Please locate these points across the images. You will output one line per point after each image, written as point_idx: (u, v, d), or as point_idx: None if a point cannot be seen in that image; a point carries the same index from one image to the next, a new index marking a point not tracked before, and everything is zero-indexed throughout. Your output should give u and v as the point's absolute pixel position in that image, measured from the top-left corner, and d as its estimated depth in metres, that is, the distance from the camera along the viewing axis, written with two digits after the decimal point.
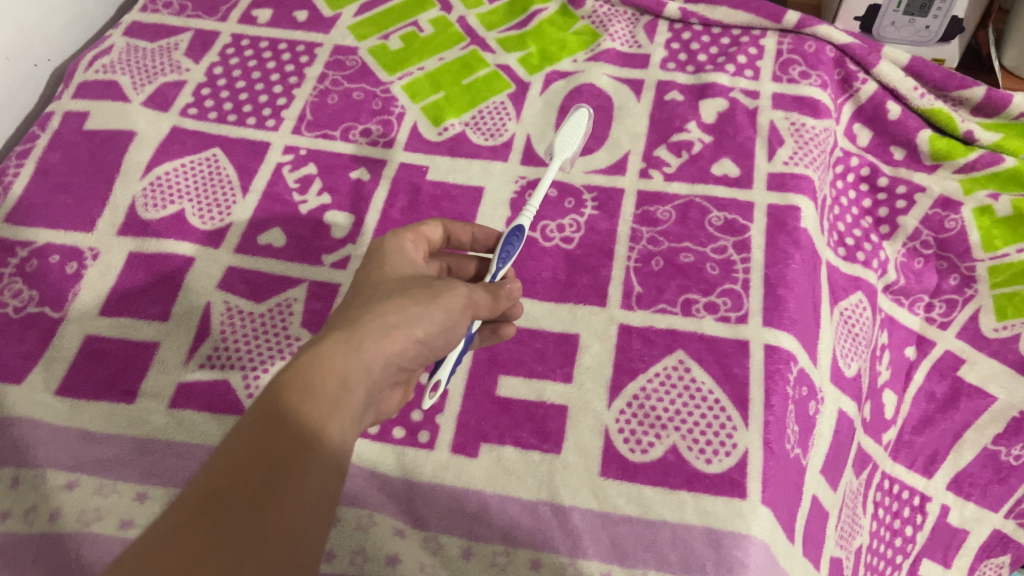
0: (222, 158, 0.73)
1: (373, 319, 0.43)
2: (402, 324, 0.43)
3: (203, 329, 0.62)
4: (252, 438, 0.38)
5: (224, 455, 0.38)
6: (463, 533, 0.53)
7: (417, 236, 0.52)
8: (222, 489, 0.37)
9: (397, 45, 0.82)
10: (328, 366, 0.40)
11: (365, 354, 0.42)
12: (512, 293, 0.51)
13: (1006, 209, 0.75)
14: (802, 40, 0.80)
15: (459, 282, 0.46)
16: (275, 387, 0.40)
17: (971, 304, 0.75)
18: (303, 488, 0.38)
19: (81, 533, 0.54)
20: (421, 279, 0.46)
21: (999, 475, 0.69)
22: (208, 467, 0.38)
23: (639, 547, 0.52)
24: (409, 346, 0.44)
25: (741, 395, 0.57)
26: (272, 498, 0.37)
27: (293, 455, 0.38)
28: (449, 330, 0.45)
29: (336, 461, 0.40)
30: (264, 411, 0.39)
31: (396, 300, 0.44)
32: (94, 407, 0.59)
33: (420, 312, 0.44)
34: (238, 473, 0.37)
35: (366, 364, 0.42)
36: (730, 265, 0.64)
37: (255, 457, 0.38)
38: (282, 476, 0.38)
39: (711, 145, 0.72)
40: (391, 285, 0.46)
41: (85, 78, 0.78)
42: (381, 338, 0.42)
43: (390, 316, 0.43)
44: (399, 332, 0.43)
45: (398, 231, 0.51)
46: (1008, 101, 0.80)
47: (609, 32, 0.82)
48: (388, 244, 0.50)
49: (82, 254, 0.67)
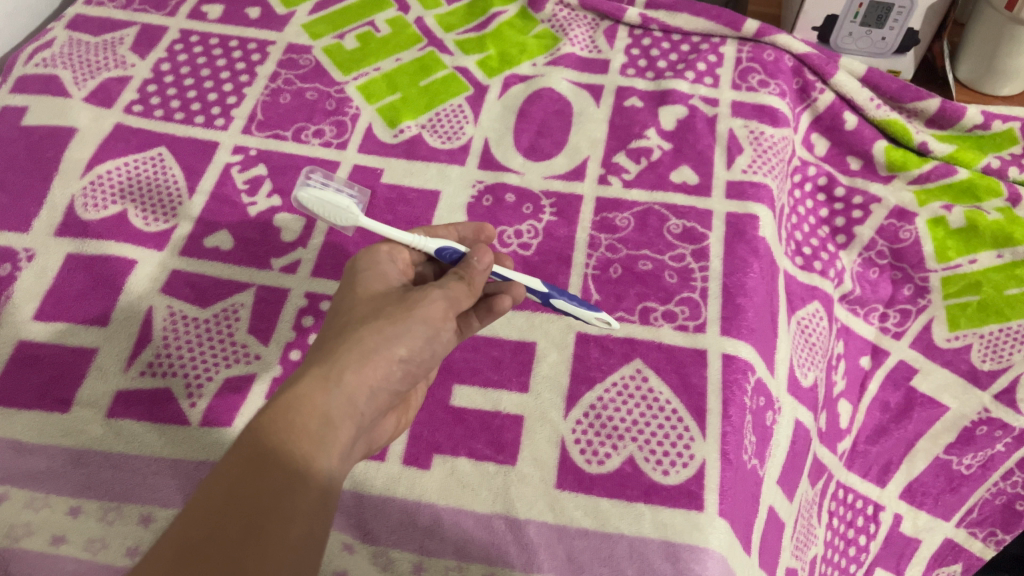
0: (168, 157, 0.70)
1: (351, 347, 0.41)
2: (381, 347, 0.42)
3: (145, 335, 0.60)
4: (230, 487, 0.36)
5: (199, 505, 0.35)
6: (415, 547, 0.52)
7: (392, 246, 0.50)
8: (199, 541, 0.34)
9: (352, 45, 0.80)
10: (309, 402, 0.39)
11: (347, 385, 0.40)
12: (484, 260, 0.48)
13: (959, 220, 0.77)
14: (761, 48, 0.80)
15: (433, 291, 0.45)
16: (252, 432, 0.38)
17: (925, 314, 0.75)
18: (288, 534, 0.35)
19: (9, 549, 0.52)
20: (396, 298, 0.45)
21: (950, 484, 0.70)
22: (180, 519, 0.35)
23: (596, 561, 0.50)
24: (394, 367, 0.42)
25: (699, 405, 0.57)
26: (254, 546, 0.34)
27: (278, 499, 0.36)
28: (433, 341, 0.44)
29: (324, 498, 0.38)
30: (243, 452, 0.37)
31: (375, 324, 0.43)
32: (26, 416, 0.56)
33: (397, 331, 0.42)
34: (215, 527, 0.35)
35: (349, 395, 0.40)
36: (688, 273, 0.63)
37: (234, 505, 0.35)
38: (262, 526, 0.35)
39: (670, 152, 0.72)
40: (367, 307, 0.45)
41: (23, 72, 0.75)
42: (361, 366, 0.41)
43: (367, 341, 0.42)
44: (378, 356, 0.42)
45: (372, 244, 0.50)
46: (962, 113, 0.81)
47: (568, 37, 0.81)
48: (358, 264, 0.48)
49: (17, 255, 0.64)
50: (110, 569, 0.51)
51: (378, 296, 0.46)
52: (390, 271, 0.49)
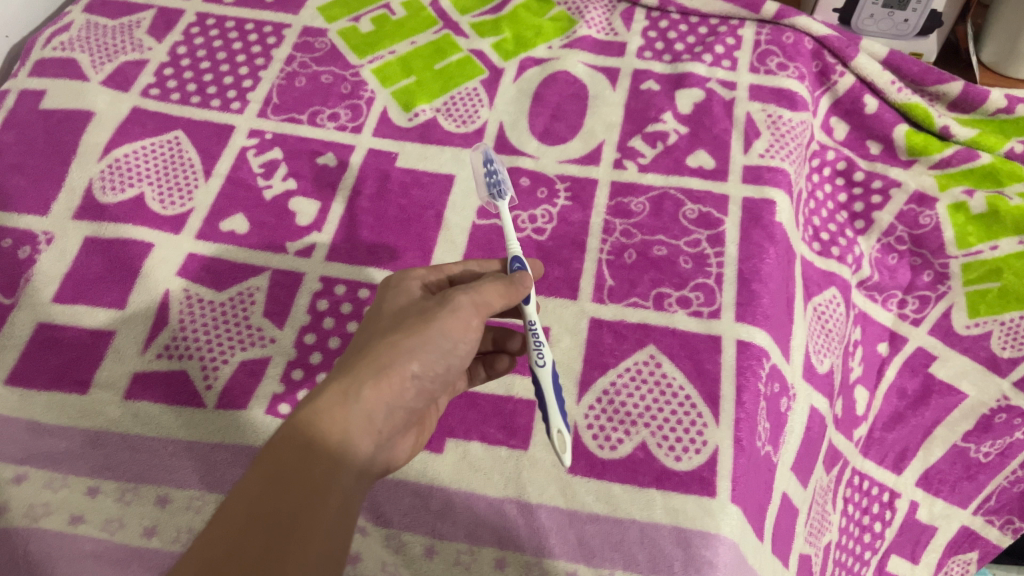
0: (184, 140, 0.70)
1: (367, 362, 0.42)
2: (397, 360, 0.42)
3: (161, 318, 0.60)
4: (250, 503, 0.36)
5: (221, 524, 0.36)
6: (427, 530, 0.52)
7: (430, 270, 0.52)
8: (219, 558, 0.34)
9: (368, 28, 0.79)
10: (327, 417, 0.39)
11: (365, 401, 0.40)
12: (526, 281, 0.48)
13: (980, 205, 0.76)
14: (780, 31, 0.79)
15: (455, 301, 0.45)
16: (272, 446, 0.38)
17: (944, 301, 0.75)
18: (306, 553, 0.35)
19: (29, 528, 0.53)
20: (416, 311, 0.45)
21: (968, 472, 0.70)
22: (204, 537, 0.35)
23: (606, 546, 0.51)
24: (408, 383, 0.42)
25: (712, 391, 0.56)
26: (272, 566, 0.34)
27: (296, 517, 0.36)
28: (450, 354, 0.44)
29: (343, 514, 0.38)
30: (263, 465, 0.37)
31: (392, 339, 0.43)
32: (45, 397, 0.57)
33: (414, 345, 0.43)
34: (235, 544, 0.35)
35: (367, 410, 0.40)
36: (703, 259, 0.63)
37: (255, 525, 0.35)
38: (281, 546, 0.35)
39: (687, 136, 0.71)
40: (390, 324, 0.45)
41: (42, 55, 0.76)
42: (377, 380, 0.41)
43: (384, 356, 0.42)
44: (395, 369, 0.41)
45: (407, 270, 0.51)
46: (985, 97, 0.80)
47: (585, 19, 0.80)
48: (390, 283, 0.51)
49: (36, 238, 0.65)
50: (129, 549, 0.52)
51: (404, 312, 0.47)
52: (414, 286, 0.50)
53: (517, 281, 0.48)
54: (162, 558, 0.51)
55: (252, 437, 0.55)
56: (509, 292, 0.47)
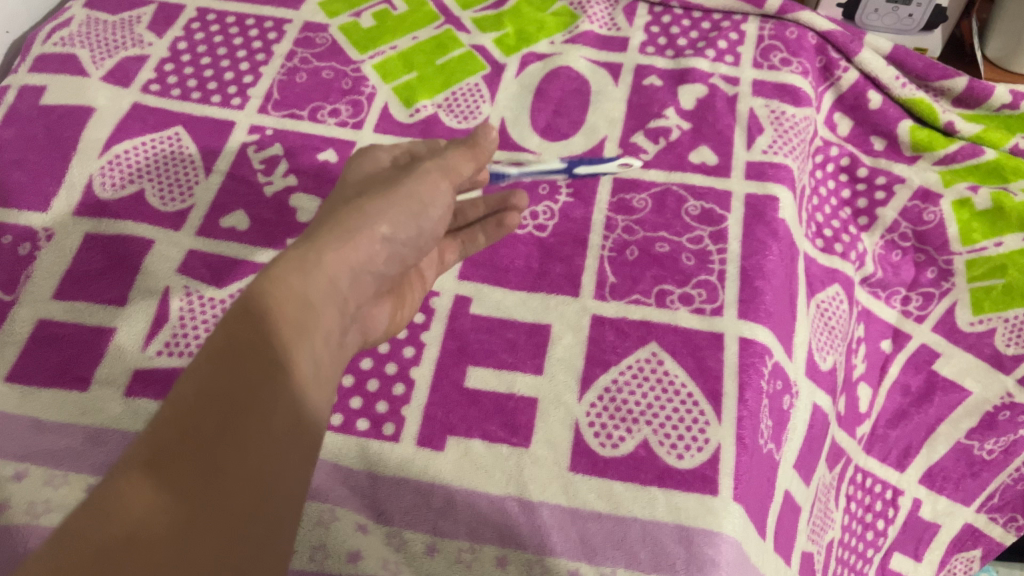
0: (185, 136, 0.70)
1: (333, 230, 0.42)
2: (363, 225, 0.43)
3: (162, 314, 0.60)
4: (203, 385, 0.34)
5: (172, 409, 0.34)
6: (428, 528, 0.52)
7: (397, 153, 0.55)
8: (172, 442, 0.33)
9: (369, 23, 0.79)
10: (288, 284, 0.38)
11: (328, 267, 0.40)
12: (489, 138, 0.52)
13: (984, 202, 0.76)
14: (784, 26, 0.79)
15: (418, 179, 0.47)
16: (229, 317, 0.37)
17: (948, 298, 0.74)
18: (268, 427, 0.34)
19: (29, 525, 0.52)
20: (374, 188, 0.47)
21: (972, 469, 0.70)
22: (152, 424, 0.34)
23: (608, 544, 0.50)
24: (377, 245, 0.43)
25: (715, 389, 0.56)
26: (229, 445, 0.33)
27: (252, 392, 0.34)
28: (417, 221, 0.46)
29: (306, 389, 0.37)
30: (219, 338, 0.36)
31: (354, 207, 0.44)
32: (46, 394, 0.57)
33: (379, 210, 0.44)
34: (189, 424, 0.33)
35: (330, 276, 0.40)
36: (706, 256, 0.63)
37: (208, 405, 0.34)
38: (239, 424, 0.34)
39: (689, 132, 0.70)
40: (353, 199, 0.46)
41: (42, 51, 0.75)
42: (343, 246, 0.41)
43: (349, 223, 0.43)
44: (361, 234, 0.42)
45: (370, 153, 0.54)
46: (990, 93, 0.79)
47: (587, 14, 0.80)
48: (352, 169, 0.53)
49: (36, 234, 0.64)
50: None
51: (365, 188, 0.48)
52: (382, 155, 0.54)
53: (477, 142, 0.52)
54: None
55: None
56: (470, 153, 0.51)
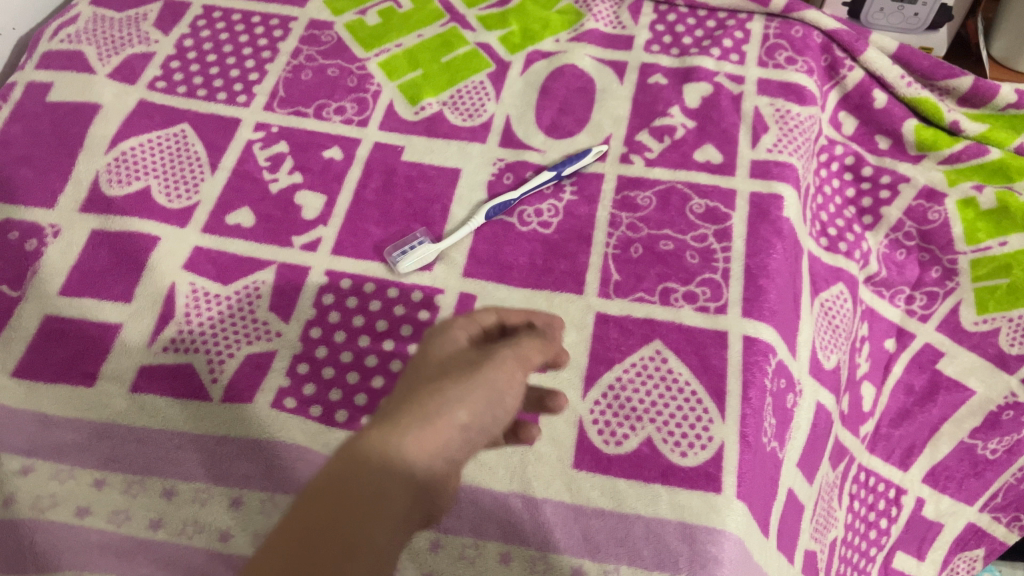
0: (191, 133, 0.70)
1: (411, 407, 0.35)
2: (442, 407, 0.35)
3: (168, 311, 0.60)
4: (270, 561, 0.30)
5: None
6: (431, 525, 0.52)
7: (470, 322, 0.44)
8: None
9: (374, 21, 0.79)
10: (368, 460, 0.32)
11: (406, 451, 0.33)
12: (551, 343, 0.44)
13: (990, 202, 0.75)
14: (789, 25, 0.79)
15: (505, 350, 0.40)
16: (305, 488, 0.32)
17: (951, 297, 0.75)
18: None
19: (35, 519, 0.53)
20: (455, 365, 0.39)
21: (975, 469, 0.71)
22: None
23: (611, 541, 0.51)
24: (454, 434, 0.35)
25: (719, 386, 0.56)
26: None
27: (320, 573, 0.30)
28: (498, 403, 0.38)
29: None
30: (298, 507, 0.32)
31: (436, 388, 0.37)
32: (51, 389, 0.57)
33: (462, 395, 0.36)
34: None
35: (409, 463, 0.33)
36: (710, 254, 0.63)
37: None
38: None
39: (694, 130, 0.71)
40: (435, 366, 0.39)
41: (49, 48, 0.76)
42: (423, 428, 0.34)
43: (431, 401, 0.35)
44: (441, 417, 0.35)
45: (447, 322, 0.44)
46: (996, 92, 0.79)
47: (592, 12, 0.80)
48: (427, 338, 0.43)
49: (42, 231, 0.64)
50: (136, 540, 0.52)
51: (450, 359, 0.40)
52: (462, 336, 0.43)
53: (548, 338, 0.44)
54: (168, 550, 0.52)
55: (259, 429, 0.55)
56: (544, 346, 0.43)
